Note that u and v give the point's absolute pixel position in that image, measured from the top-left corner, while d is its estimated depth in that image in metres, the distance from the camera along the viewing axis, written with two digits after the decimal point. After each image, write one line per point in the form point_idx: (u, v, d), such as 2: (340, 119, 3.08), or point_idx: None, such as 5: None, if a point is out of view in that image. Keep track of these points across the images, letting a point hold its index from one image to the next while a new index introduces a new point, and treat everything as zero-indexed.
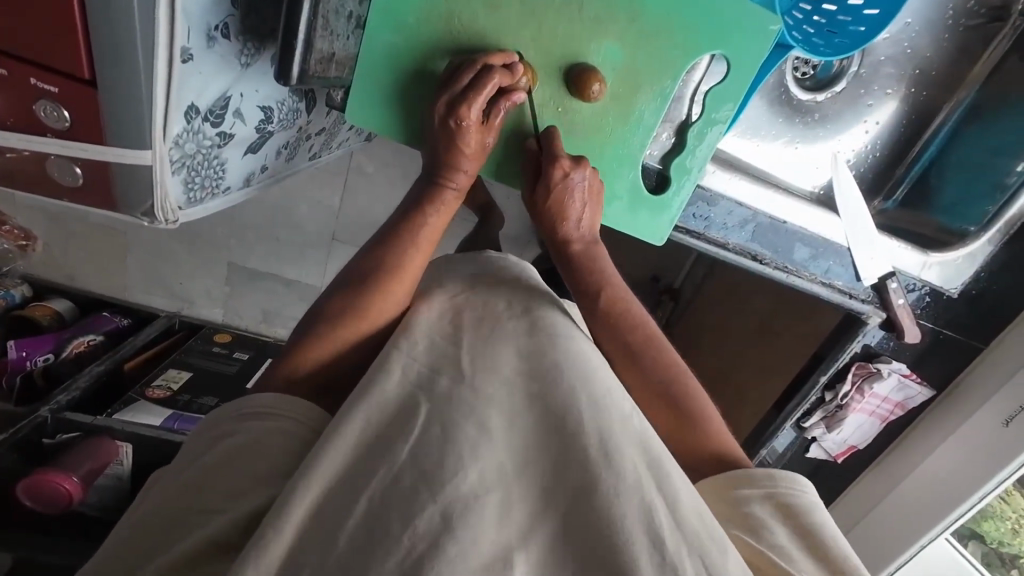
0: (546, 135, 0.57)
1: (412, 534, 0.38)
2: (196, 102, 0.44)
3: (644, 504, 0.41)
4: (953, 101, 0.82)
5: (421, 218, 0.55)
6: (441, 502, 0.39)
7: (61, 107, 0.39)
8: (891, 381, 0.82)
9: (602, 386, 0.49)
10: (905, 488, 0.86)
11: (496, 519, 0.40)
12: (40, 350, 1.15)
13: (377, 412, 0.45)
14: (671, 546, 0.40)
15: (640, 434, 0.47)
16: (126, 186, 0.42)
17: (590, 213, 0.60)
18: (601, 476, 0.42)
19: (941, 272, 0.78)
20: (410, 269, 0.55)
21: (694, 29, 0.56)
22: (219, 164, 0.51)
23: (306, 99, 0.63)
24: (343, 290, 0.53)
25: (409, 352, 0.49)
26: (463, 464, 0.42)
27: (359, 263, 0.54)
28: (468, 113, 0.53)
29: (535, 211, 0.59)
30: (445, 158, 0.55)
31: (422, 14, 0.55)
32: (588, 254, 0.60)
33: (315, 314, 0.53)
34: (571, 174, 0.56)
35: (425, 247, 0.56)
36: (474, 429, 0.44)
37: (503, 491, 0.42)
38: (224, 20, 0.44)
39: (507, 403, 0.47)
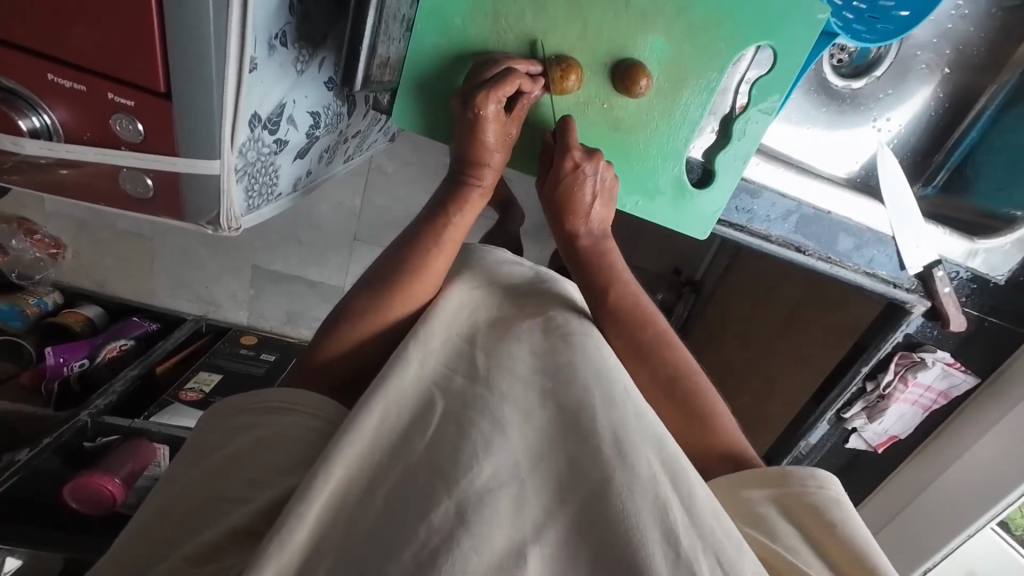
0: (563, 127, 0.56)
1: (427, 527, 0.39)
2: (258, 111, 0.45)
3: (659, 504, 0.41)
4: (997, 83, 0.80)
5: (448, 218, 0.56)
6: (456, 497, 0.40)
7: (136, 120, 0.39)
8: (936, 370, 0.82)
9: (618, 386, 0.50)
10: (950, 477, 0.85)
11: (512, 513, 0.41)
12: (76, 356, 1.20)
13: (395, 405, 0.46)
14: (688, 547, 0.40)
15: (654, 434, 0.47)
16: (194, 195, 0.43)
17: (602, 209, 0.61)
18: (615, 474, 0.43)
19: (988, 260, 0.76)
20: (437, 271, 0.55)
21: (741, 22, 0.56)
22: (273, 171, 0.52)
23: (348, 104, 0.64)
24: (377, 288, 0.54)
25: (426, 345, 0.50)
26: (479, 458, 0.42)
27: (387, 263, 0.55)
28: (488, 107, 0.52)
29: (547, 206, 0.60)
30: (469, 156, 0.55)
31: (467, 14, 0.55)
32: (598, 250, 0.61)
33: (354, 307, 0.54)
34: (582, 166, 0.57)
35: (448, 246, 0.56)
36: (489, 425, 0.45)
37: (517, 488, 0.42)
38: (283, 28, 0.45)
39: (523, 401, 0.48)
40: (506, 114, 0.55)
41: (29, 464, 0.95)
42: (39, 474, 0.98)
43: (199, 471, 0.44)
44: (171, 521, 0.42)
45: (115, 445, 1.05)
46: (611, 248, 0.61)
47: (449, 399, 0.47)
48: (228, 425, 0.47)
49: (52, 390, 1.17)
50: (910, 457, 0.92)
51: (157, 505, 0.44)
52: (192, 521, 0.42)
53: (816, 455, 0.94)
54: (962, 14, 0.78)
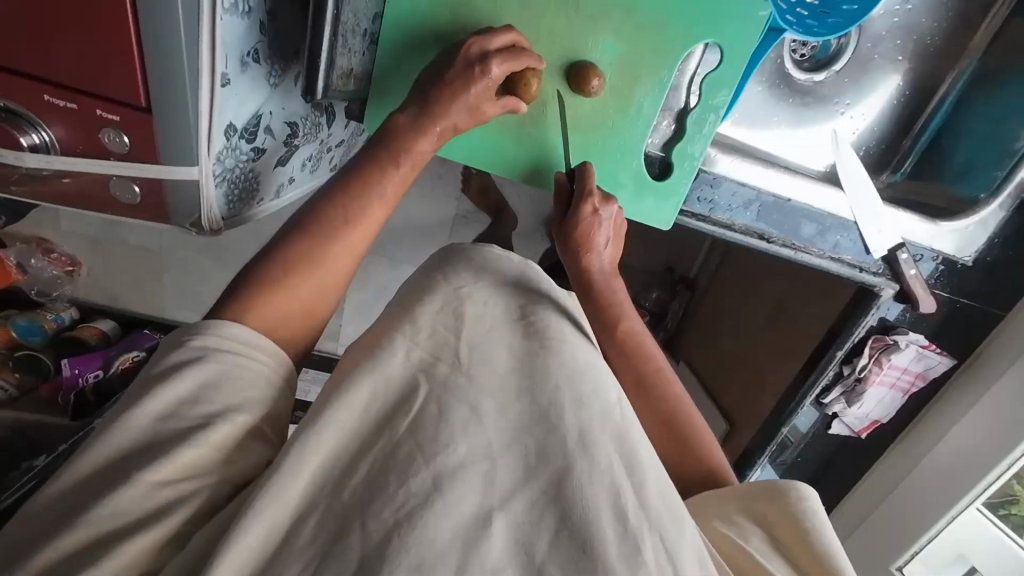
0: (582, 173, 0.61)
1: (405, 491, 0.41)
2: (233, 121, 0.49)
3: (614, 488, 0.44)
4: (957, 70, 0.82)
5: (382, 182, 0.52)
6: (432, 469, 0.42)
7: (122, 133, 0.44)
8: (909, 353, 0.83)
9: (589, 384, 0.53)
10: (930, 459, 0.85)
11: (482, 484, 0.43)
12: (90, 367, 1.27)
13: (380, 389, 0.48)
14: (635, 525, 0.43)
15: (618, 428, 0.49)
16: (176, 200, 0.48)
17: (611, 248, 0.66)
18: (577, 462, 0.45)
19: (955, 240, 0.77)
20: (369, 218, 0.51)
21: (687, 21, 0.59)
22: (253, 177, 0.57)
23: (327, 113, 0.69)
24: (293, 254, 0.48)
25: (411, 340, 0.53)
26: (455, 438, 0.45)
27: (316, 207, 0.51)
28: (496, 69, 0.55)
29: (562, 236, 0.64)
30: (450, 98, 0.54)
31: (428, 25, 0.59)
32: (607, 286, 0.65)
33: (263, 272, 0.48)
34: (600, 211, 0.62)
35: (378, 214, 0.52)
36: (466, 410, 0.47)
37: (488, 463, 0.44)
38: (255, 46, 0.49)
39: (499, 392, 0.50)
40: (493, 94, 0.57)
41: (45, 469, 1.02)
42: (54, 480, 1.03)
43: None
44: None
45: None
46: (617, 285, 0.66)
47: (434, 384, 0.49)
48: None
49: (69, 400, 1.25)
50: (895, 442, 0.92)
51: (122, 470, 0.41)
52: None
53: (802, 444, 0.95)
54: (906, 8, 0.80)
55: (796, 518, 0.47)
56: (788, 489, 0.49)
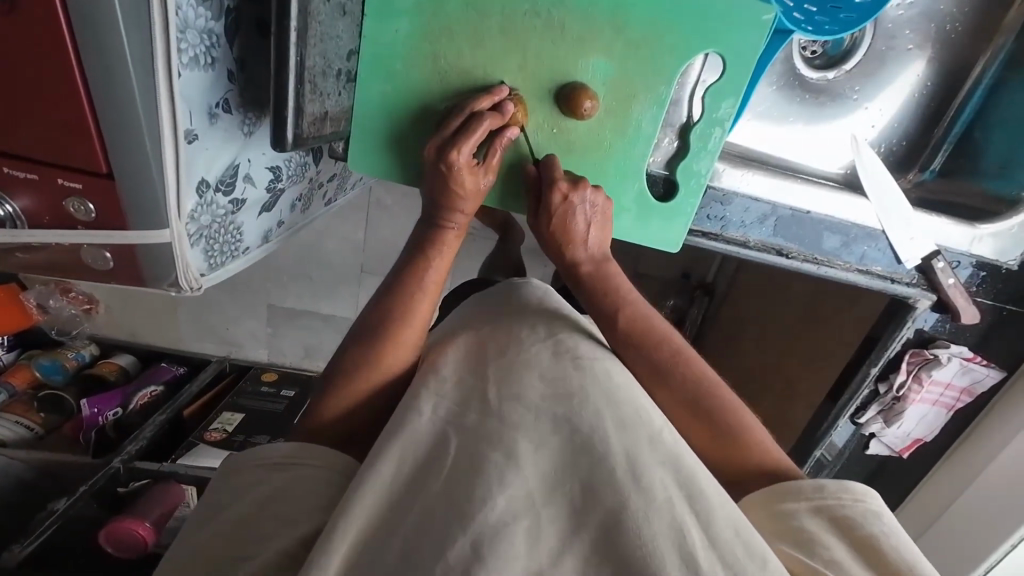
0: (546, 164, 0.57)
1: (444, 564, 0.38)
2: (206, 176, 0.47)
3: (676, 523, 0.40)
4: (991, 50, 0.75)
5: (429, 259, 0.57)
6: (471, 533, 0.39)
7: (87, 201, 0.42)
8: (952, 367, 0.76)
9: (631, 405, 0.49)
10: (990, 475, 0.78)
11: (527, 545, 0.39)
12: (109, 406, 1.26)
13: (410, 450, 0.46)
14: (706, 565, 0.38)
15: (670, 453, 0.45)
16: (151, 263, 0.45)
17: (597, 232, 0.59)
18: (630, 500, 0.41)
19: (995, 244, 0.70)
20: (421, 313, 0.56)
21: (683, 31, 0.55)
22: (235, 228, 0.54)
23: (312, 152, 0.66)
24: (366, 337, 0.55)
25: (438, 391, 0.50)
26: (492, 492, 0.41)
27: (372, 313, 0.56)
28: (458, 157, 0.53)
29: (543, 238, 0.59)
30: (442, 201, 0.56)
31: (408, 57, 0.56)
32: (600, 273, 0.58)
33: (349, 363, 0.54)
34: (570, 197, 0.56)
35: (432, 289, 0.57)
36: (501, 457, 0.44)
37: (531, 517, 0.41)
38: (224, 97, 0.47)
39: (535, 431, 0.46)
40: (481, 163, 0.56)
41: (66, 512, 1.00)
42: (76, 521, 1.03)
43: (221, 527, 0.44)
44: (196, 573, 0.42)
45: (145, 489, 1.08)
46: (612, 270, 0.59)
47: (464, 437, 0.46)
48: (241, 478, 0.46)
49: (89, 438, 1.21)
50: (943, 459, 0.84)
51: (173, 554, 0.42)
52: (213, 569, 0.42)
53: (839, 464, 0.88)
54: None
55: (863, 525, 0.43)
56: (844, 492, 0.46)
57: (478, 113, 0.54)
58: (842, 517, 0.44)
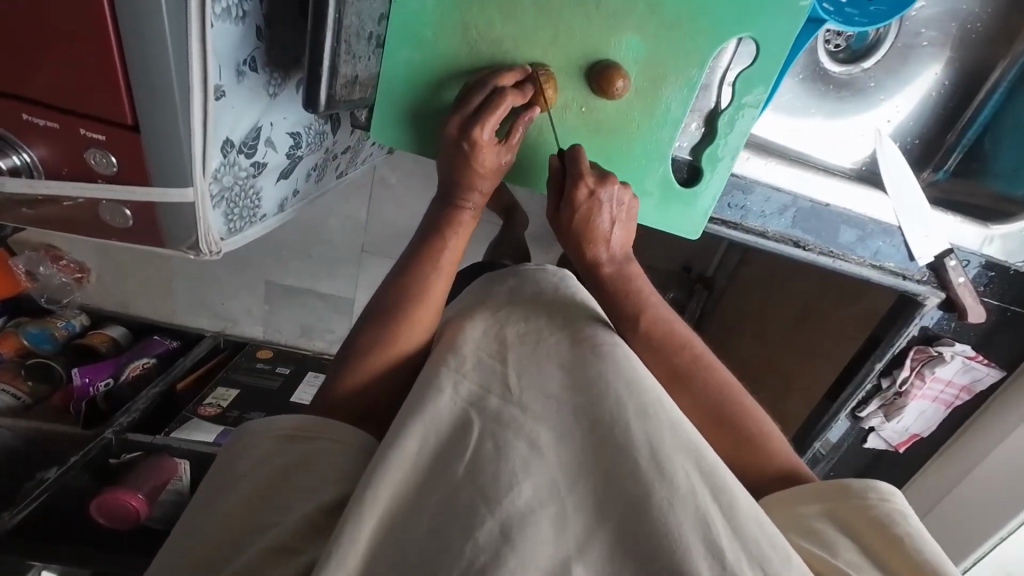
0: (572, 155, 0.56)
1: (473, 546, 0.37)
2: (230, 136, 0.45)
3: (700, 514, 0.40)
4: (1010, 56, 0.75)
5: (445, 239, 0.56)
6: (498, 516, 0.39)
7: (110, 154, 0.41)
8: (956, 364, 0.77)
9: (653, 394, 0.49)
10: (979, 474, 0.80)
11: (554, 532, 0.39)
12: (100, 376, 1.22)
13: (432, 429, 0.45)
14: (732, 558, 0.38)
15: (692, 444, 0.45)
16: (172, 223, 0.44)
17: (621, 230, 0.59)
18: (653, 488, 0.41)
19: (1005, 245, 0.71)
20: (436, 294, 0.55)
21: (720, 14, 0.54)
22: (255, 193, 0.53)
23: (331, 121, 0.65)
24: (375, 321, 0.54)
25: (457, 369, 0.50)
26: (516, 478, 0.41)
27: (387, 292, 0.55)
28: (482, 134, 0.52)
29: (564, 235, 0.59)
30: (460, 179, 0.55)
31: (437, 25, 0.55)
32: (622, 275, 0.60)
33: (362, 341, 0.54)
34: (599, 192, 0.55)
35: (448, 268, 0.56)
36: (525, 446, 0.44)
37: (557, 505, 0.41)
38: (251, 54, 0.45)
39: (555, 422, 0.47)
40: (501, 142, 0.55)
41: (58, 481, 0.96)
42: (68, 489, 0.98)
43: (235, 502, 0.43)
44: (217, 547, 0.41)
45: (138, 462, 1.03)
46: (634, 271, 0.60)
47: (486, 420, 0.46)
48: (259, 452, 0.45)
49: (79, 409, 1.17)
50: (934, 457, 0.87)
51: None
52: (231, 545, 0.41)
53: (835, 457, 0.90)
54: None
55: (878, 519, 0.44)
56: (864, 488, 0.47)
57: (500, 90, 0.53)
58: (849, 513, 0.46)
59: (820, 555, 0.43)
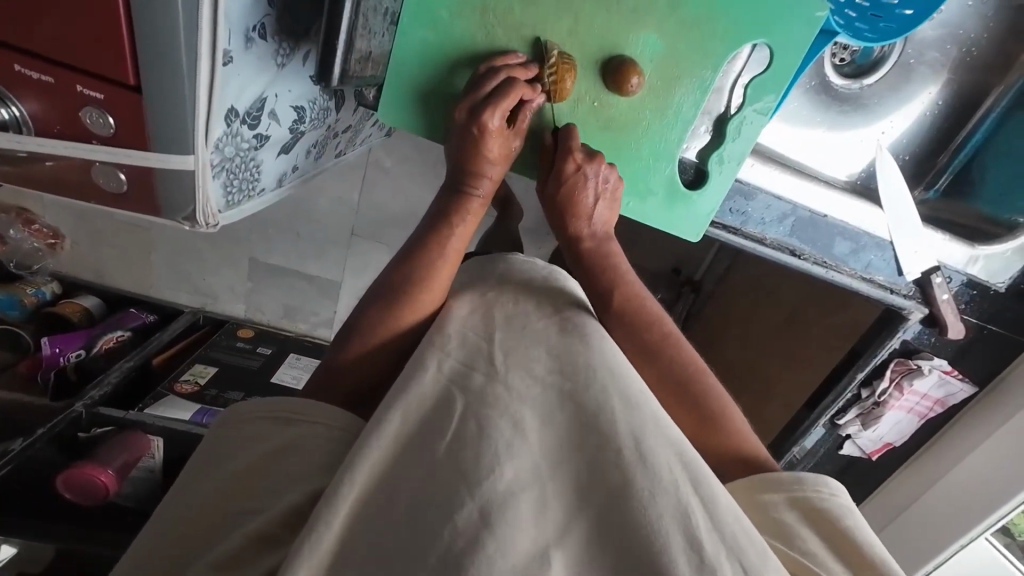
0: (564, 132, 0.56)
1: (452, 529, 0.37)
2: (235, 105, 0.44)
3: (681, 506, 0.40)
4: (1003, 86, 0.77)
5: (451, 227, 0.55)
6: (478, 500, 0.39)
7: (107, 113, 0.39)
8: (932, 378, 0.79)
9: (637, 387, 0.48)
10: (944, 484, 0.84)
11: (533, 518, 0.39)
12: (71, 347, 1.17)
13: (413, 408, 0.45)
14: (710, 548, 0.38)
15: (672, 438, 0.45)
16: (169, 191, 0.42)
17: (605, 209, 0.59)
18: (635, 479, 0.41)
19: (987, 266, 0.74)
20: (440, 281, 0.54)
21: (738, 20, 0.54)
22: (255, 166, 0.51)
23: (335, 97, 0.63)
24: (377, 302, 0.53)
25: (444, 349, 0.49)
26: (499, 460, 0.41)
27: (392, 275, 0.54)
28: (491, 120, 0.52)
29: (548, 205, 0.59)
30: (468, 165, 0.54)
31: (455, 8, 0.53)
32: (601, 252, 0.60)
33: (364, 322, 0.53)
34: (584, 168, 0.56)
35: (454, 258, 0.55)
36: (508, 425, 0.44)
37: (539, 487, 0.41)
38: (261, 21, 0.44)
39: (541, 402, 0.46)
40: (509, 127, 0.54)
41: (22, 454, 0.91)
42: (33, 462, 0.94)
43: (215, 479, 0.42)
44: (197, 522, 0.41)
45: (109, 436, 0.99)
46: (613, 249, 0.60)
47: (470, 398, 0.46)
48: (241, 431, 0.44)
49: (48, 378, 1.13)
50: (904, 466, 0.90)
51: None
52: (207, 521, 0.41)
53: (810, 462, 0.92)
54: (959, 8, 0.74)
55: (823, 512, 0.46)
56: (821, 484, 0.47)
57: (511, 78, 0.52)
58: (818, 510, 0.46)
59: (786, 552, 0.44)
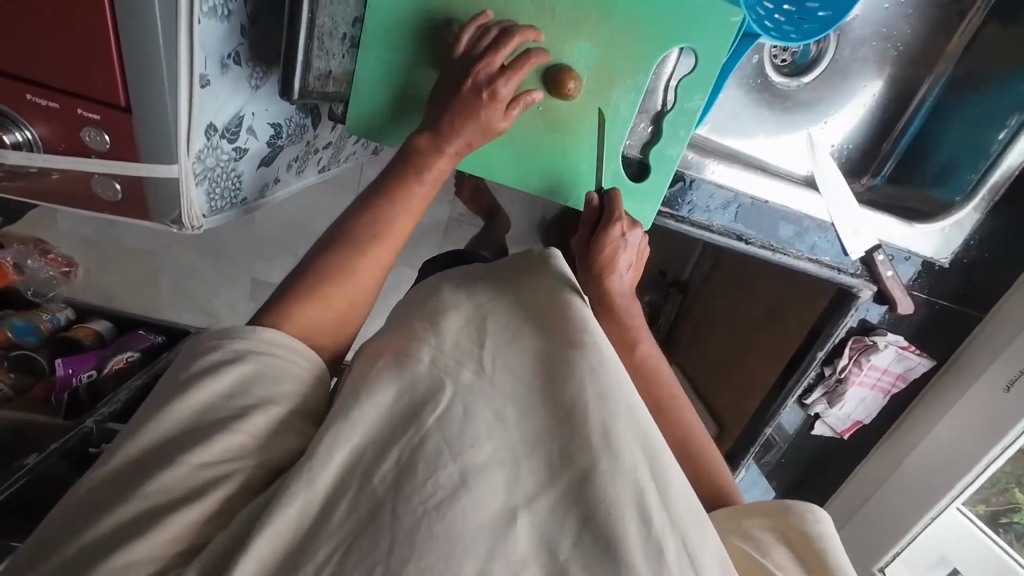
0: (611, 196, 0.63)
1: (434, 480, 0.42)
2: (214, 121, 0.50)
3: (637, 487, 0.43)
4: (934, 74, 0.84)
5: (414, 182, 0.57)
6: (460, 462, 0.43)
7: (103, 132, 0.46)
8: (888, 354, 0.83)
9: (613, 380, 0.48)
10: (910, 463, 0.86)
11: (506, 483, 0.43)
12: (83, 367, 1.24)
13: (409, 387, 0.48)
14: (659, 527, 0.41)
15: (640, 428, 0.46)
16: (157, 197, 0.49)
17: (632, 272, 0.67)
18: (600, 461, 0.43)
19: (932, 242, 0.79)
20: (397, 231, 0.56)
21: (663, 27, 0.61)
22: (235, 176, 0.58)
23: (311, 115, 0.70)
24: (328, 256, 0.54)
25: (435, 341, 0.52)
26: (479, 439, 0.45)
27: (341, 229, 0.56)
28: (483, 74, 0.56)
29: (586, 260, 0.65)
30: (455, 119, 0.56)
31: (405, 29, 0.60)
32: (627, 307, 0.66)
33: (314, 274, 0.53)
34: (627, 235, 0.64)
35: (413, 212, 0.58)
36: (492, 415, 0.47)
37: (513, 466, 0.44)
38: (235, 49, 0.51)
39: (522, 390, 0.49)
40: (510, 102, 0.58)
41: (35, 468, 0.98)
42: (46, 478, 1.00)
43: None
44: None
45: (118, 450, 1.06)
46: (635, 308, 0.66)
47: (459, 386, 0.48)
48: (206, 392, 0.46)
49: (62, 400, 1.21)
50: (877, 445, 0.92)
51: (134, 451, 0.42)
52: None
53: (787, 444, 0.95)
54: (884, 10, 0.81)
55: (816, 537, 0.45)
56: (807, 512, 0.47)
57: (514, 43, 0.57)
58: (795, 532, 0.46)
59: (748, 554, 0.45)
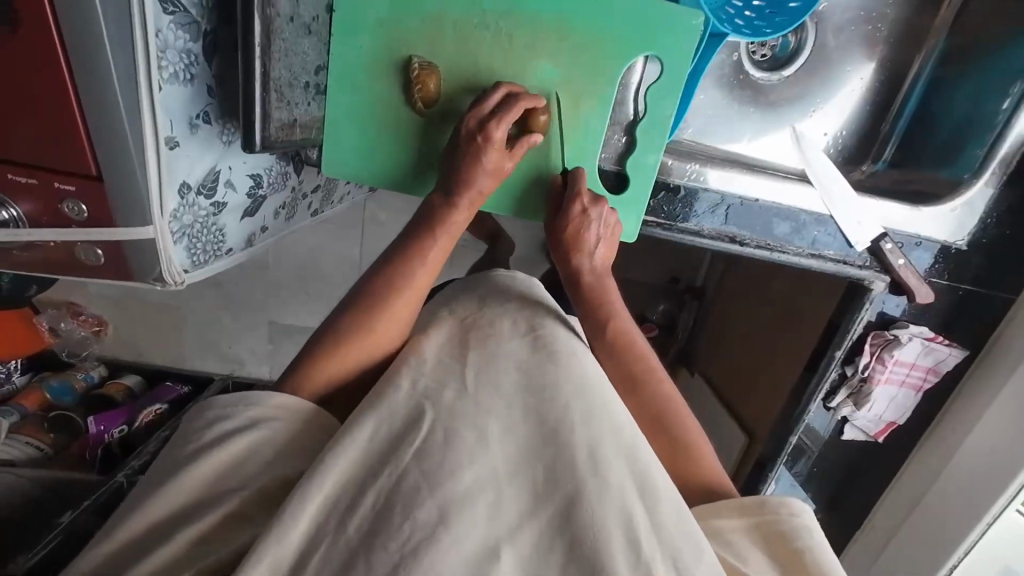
0: (574, 174, 0.61)
1: (411, 522, 0.40)
2: (187, 180, 0.52)
3: (624, 509, 0.42)
4: (926, 50, 0.81)
5: (434, 235, 0.56)
6: (439, 498, 0.41)
7: (80, 202, 0.48)
8: (915, 347, 0.77)
9: (599, 399, 0.50)
10: (961, 461, 0.79)
11: (487, 516, 0.42)
12: (114, 424, 1.28)
13: (384, 422, 0.46)
14: (647, 549, 0.40)
15: (627, 445, 0.47)
16: (137, 258, 0.50)
17: (604, 247, 0.63)
18: (586, 484, 0.43)
19: (946, 226, 0.73)
20: (420, 281, 0.56)
21: (624, 37, 0.60)
22: (217, 229, 0.59)
23: (293, 162, 0.72)
24: (355, 307, 0.53)
25: (416, 366, 0.51)
26: (460, 466, 0.43)
27: (362, 282, 0.55)
28: (496, 131, 0.56)
29: (551, 237, 0.62)
30: (463, 169, 0.56)
31: (371, 70, 0.61)
32: (600, 285, 0.63)
33: (336, 327, 0.53)
34: (589, 211, 0.61)
35: (434, 266, 0.56)
36: (472, 435, 0.46)
37: (495, 493, 0.43)
38: (204, 109, 0.53)
39: (506, 415, 0.49)
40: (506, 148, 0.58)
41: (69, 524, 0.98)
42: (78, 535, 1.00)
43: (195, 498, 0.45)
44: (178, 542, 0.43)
45: None
46: (610, 286, 0.63)
47: (439, 412, 0.47)
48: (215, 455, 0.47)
49: (95, 456, 1.24)
50: (919, 446, 0.85)
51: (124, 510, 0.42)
52: None
53: (818, 448, 0.87)
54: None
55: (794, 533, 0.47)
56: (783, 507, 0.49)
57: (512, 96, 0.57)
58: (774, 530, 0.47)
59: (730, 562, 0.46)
